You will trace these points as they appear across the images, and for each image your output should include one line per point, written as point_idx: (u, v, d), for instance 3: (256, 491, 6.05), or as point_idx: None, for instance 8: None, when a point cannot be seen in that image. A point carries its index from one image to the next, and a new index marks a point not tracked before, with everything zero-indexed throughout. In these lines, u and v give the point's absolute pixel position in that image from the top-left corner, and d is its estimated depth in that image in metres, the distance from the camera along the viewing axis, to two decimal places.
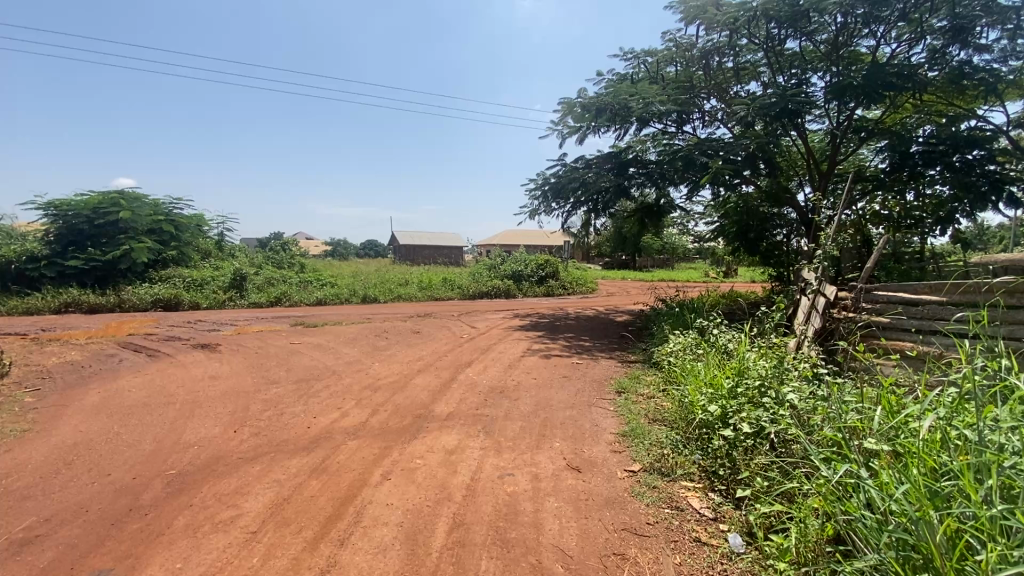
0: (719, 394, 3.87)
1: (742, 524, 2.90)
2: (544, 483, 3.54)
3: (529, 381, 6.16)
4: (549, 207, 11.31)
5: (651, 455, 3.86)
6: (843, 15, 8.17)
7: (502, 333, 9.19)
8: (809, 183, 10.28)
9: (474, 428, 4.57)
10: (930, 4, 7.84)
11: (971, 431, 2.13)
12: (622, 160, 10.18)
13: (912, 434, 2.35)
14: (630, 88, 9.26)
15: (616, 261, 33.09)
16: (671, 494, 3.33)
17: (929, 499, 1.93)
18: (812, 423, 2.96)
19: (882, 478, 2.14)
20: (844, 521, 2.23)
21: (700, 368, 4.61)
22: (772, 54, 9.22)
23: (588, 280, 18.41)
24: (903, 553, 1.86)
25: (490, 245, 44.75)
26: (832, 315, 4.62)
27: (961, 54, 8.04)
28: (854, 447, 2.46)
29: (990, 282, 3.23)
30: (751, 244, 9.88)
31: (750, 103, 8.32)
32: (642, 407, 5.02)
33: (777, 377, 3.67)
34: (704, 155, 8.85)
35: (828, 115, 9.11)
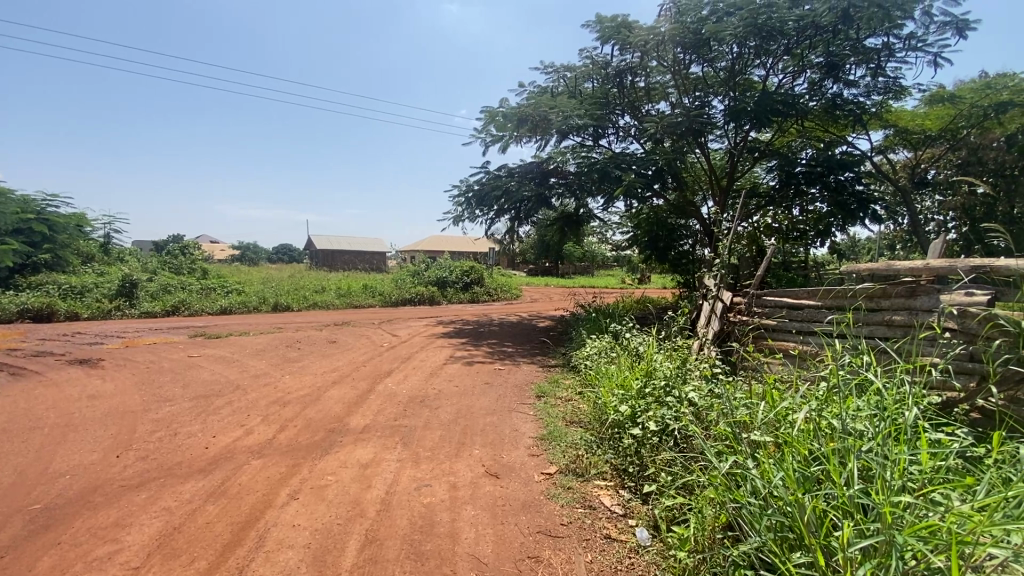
0: (629, 395, 4.07)
1: (648, 519, 3.05)
2: (462, 491, 3.51)
3: (450, 389, 6.09)
4: (473, 214, 11.39)
5: (567, 457, 3.97)
6: (739, 46, 8.96)
7: (424, 341, 9.02)
8: (711, 198, 11.14)
9: (391, 440, 4.44)
10: (809, 43, 8.81)
11: (837, 420, 2.41)
12: (545, 169, 10.49)
13: (789, 425, 2.61)
14: (550, 101, 9.62)
15: (540, 269, 33.72)
16: (584, 493, 3.45)
17: (801, 484, 2.15)
18: (709, 419, 3.20)
19: (764, 467, 2.35)
20: (733, 508, 2.41)
21: (613, 370, 4.83)
22: (679, 77, 9.97)
23: (512, 287, 18.64)
24: (782, 534, 2.05)
25: (412, 251, 44.23)
26: (728, 319, 5.15)
27: (834, 88, 9.18)
28: (743, 439, 2.68)
29: (854, 288, 3.66)
30: (661, 252, 10.42)
31: (659, 121, 8.98)
32: (560, 410, 5.14)
33: (681, 377, 3.94)
34: (618, 169, 9.26)
35: (728, 136, 9.92)
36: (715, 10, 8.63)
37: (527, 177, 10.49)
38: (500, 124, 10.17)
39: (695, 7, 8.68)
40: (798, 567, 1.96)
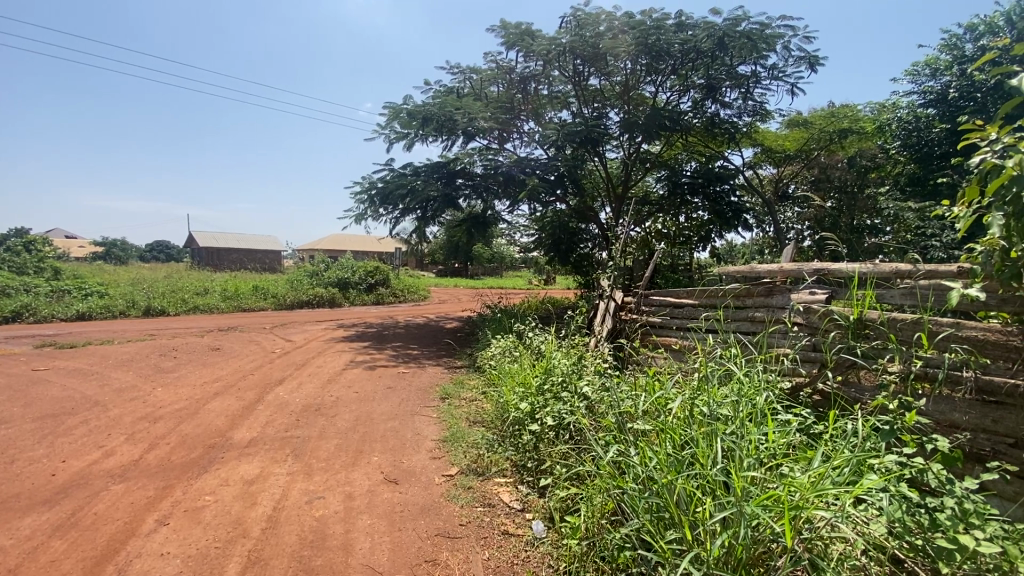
0: (529, 393, 4.19)
1: (544, 511, 3.16)
2: (357, 501, 3.39)
3: (349, 396, 5.83)
4: (376, 213, 11.05)
5: (468, 457, 3.99)
6: (632, 63, 9.59)
7: (322, 346, 8.54)
8: (609, 204, 11.80)
9: (281, 453, 4.16)
10: (692, 65, 9.66)
11: (705, 407, 2.68)
12: (451, 170, 10.26)
13: (666, 413, 2.85)
14: (455, 101, 9.58)
15: (449, 270, 33.47)
16: (484, 492, 3.49)
17: (673, 467, 2.35)
18: (599, 412, 3.39)
19: (643, 452, 2.54)
20: (616, 494, 2.57)
21: (515, 369, 4.94)
22: (579, 88, 10.43)
23: (420, 289, 18.29)
24: (657, 515, 2.23)
25: (312, 250, 41.71)
26: (620, 317, 5.58)
27: (713, 107, 10.11)
28: (626, 429, 2.88)
29: (725, 288, 4.06)
30: (563, 255, 10.71)
31: (560, 128, 9.32)
32: (464, 411, 5.15)
33: (576, 372, 4.14)
34: (523, 172, 9.70)
35: (623, 146, 10.58)
36: (610, 27, 9.18)
37: (432, 176, 10.33)
38: (403, 121, 9.93)
39: (593, 22, 9.15)
40: (670, 543, 2.14)
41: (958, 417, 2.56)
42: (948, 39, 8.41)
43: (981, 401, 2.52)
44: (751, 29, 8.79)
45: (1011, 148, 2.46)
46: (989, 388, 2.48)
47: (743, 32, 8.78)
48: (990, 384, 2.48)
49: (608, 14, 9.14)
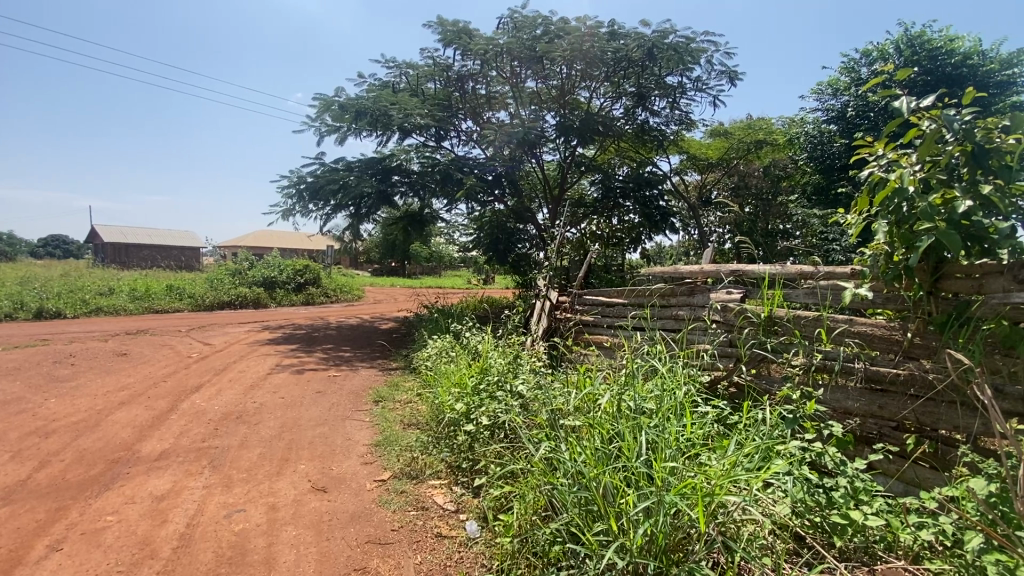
0: (464, 393, 4.15)
1: (478, 511, 3.15)
2: (282, 512, 3.23)
3: (274, 402, 5.52)
4: (306, 208, 10.57)
5: (402, 460, 3.91)
6: (568, 68, 9.80)
7: (245, 350, 8.03)
8: (546, 206, 11.94)
9: (197, 465, 3.88)
10: (624, 74, 10.01)
11: (632, 402, 2.78)
12: (386, 166, 9.90)
13: (596, 409, 2.94)
14: (390, 96, 9.46)
15: (385, 269, 32.64)
16: (417, 496, 3.44)
17: (600, 461, 2.42)
18: (533, 410, 3.43)
19: (572, 448, 2.60)
20: (547, 490, 2.61)
21: (450, 369, 4.85)
22: (516, 89, 10.51)
23: (354, 288, 17.67)
24: (585, 508, 2.29)
25: (235, 247, 39.14)
26: (555, 316, 5.69)
27: (643, 115, 10.49)
28: (557, 426, 2.93)
29: (652, 287, 4.25)
30: (501, 254, 10.71)
31: (498, 129, 9.46)
32: (398, 413, 5.04)
33: (512, 371, 4.17)
34: (460, 171, 9.56)
35: (559, 149, 10.78)
36: (547, 31, 9.34)
37: (367, 172, 9.98)
38: (335, 114, 9.59)
39: (530, 25, 9.35)
40: (597, 535, 2.21)
41: (851, 404, 2.83)
42: (847, 62, 9.28)
43: (870, 390, 2.80)
44: (677, 42, 9.26)
45: (894, 162, 2.77)
46: (876, 377, 2.76)
47: (670, 45, 9.23)
48: (876, 374, 2.76)
49: (544, 19, 9.35)
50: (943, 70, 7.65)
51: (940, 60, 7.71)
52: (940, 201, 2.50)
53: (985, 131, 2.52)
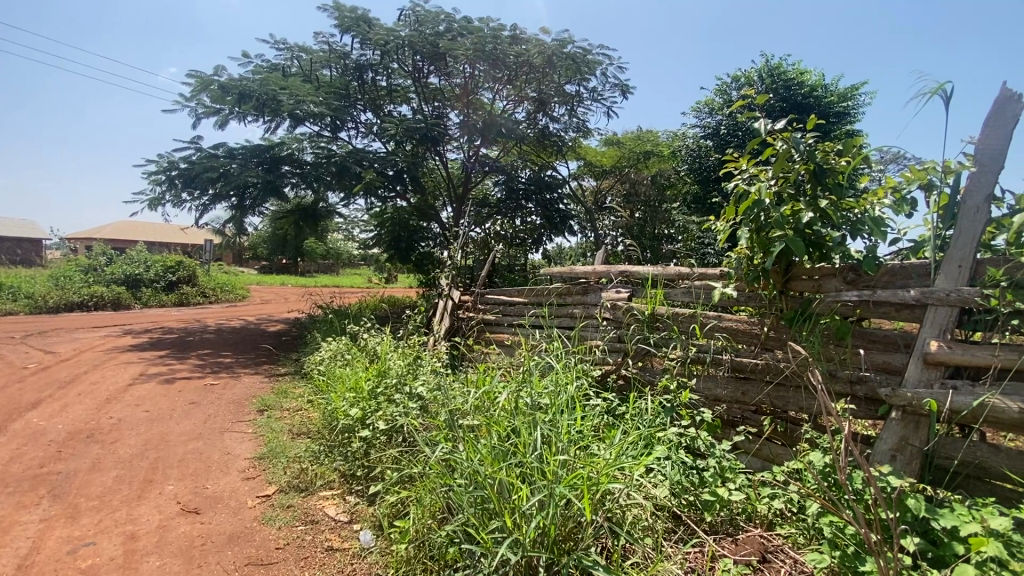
0: (360, 397, 3.95)
1: (373, 520, 3.02)
2: (143, 541, 2.85)
3: (136, 416, 4.86)
4: (178, 197, 9.46)
5: (289, 473, 3.64)
6: (471, 67, 9.82)
7: (99, 358, 6.97)
8: (450, 204, 11.75)
9: (31, 495, 3.28)
10: (526, 78, 10.22)
11: (529, 398, 2.85)
12: (275, 155, 9.24)
13: (494, 407, 2.96)
14: (279, 80, 8.81)
15: (275, 267, 30.36)
16: (306, 509, 3.22)
17: (496, 459, 2.43)
18: (431, 411, 3.36)
19: (468, 447, 2.58)
20: (443, 492, 2.56)
21: (346, 373, 4.57)
22: (418, 84, 10.31)
23: (238, 287, 16.17)
24: (481, 507, 2.28)
25: (89, 239, 33.93)
26: (457, 315, 5.68)
27: (544, 121, 10.79)
28: (454, 427, 2.90)
29: (550, 287, 4.39)
30: (403, 253, 10.44)
31: (399, 124, 9.17)
32: (286, 422, 4.68)
33: (410, 373, 4.06)
34: (358, 165, 9.06)
35: (463, 148, 10.89)
36: (449, 28, 9.32)
37: (252, 160, 9.17)
38: (216, 95, 8.78)
39: (432, 20, 9.27)
40: (492, 534, 2.21)
41: (720, 391, 3.16)
42: (720, 85, 10.34)
43: (735, 378, 3.14)
44: (575, 52, 9.66)
45: (755, 176, 3.12)
46: (740, 366, 3.09)
47: (569, 54, 9.55)
48: (740, 363, 3.09)
49: (446, 15, 9.31)
50: (795, 98, 8.84)
51: (792, 89, 8.89)
52: (789, 212, 2.87)
53: (824, 153, 2.94)
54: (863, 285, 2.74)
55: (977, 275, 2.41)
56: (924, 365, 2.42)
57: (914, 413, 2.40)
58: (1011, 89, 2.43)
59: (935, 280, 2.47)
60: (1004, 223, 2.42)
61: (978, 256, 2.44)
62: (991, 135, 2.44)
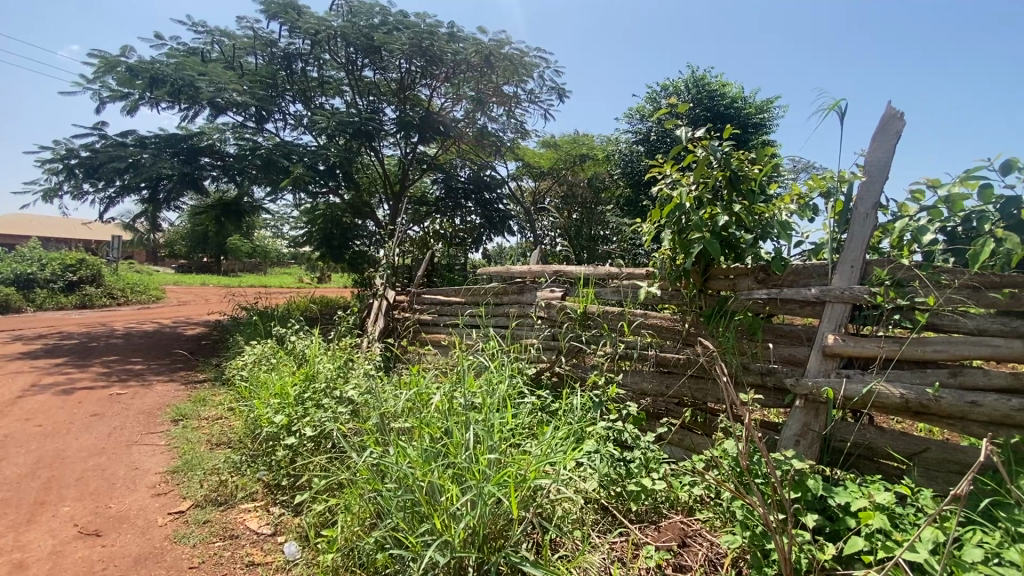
0: (285, 403, 3.76)
1: (298, 531, 2.88)
2: (31, 570, 2.56)
3: (26, 431, 4.36)
4: (79, 188, 8.59)
5: (206, 487, 3.40)
6: (407, 62, 9.65)
7: None
8: (386, 202, 11.47)
9: None
10: (463, 76, 10.17)
11: (462, 399, 2.83)
12: (193, 146, 8.61)
13: (427, 409, 2.92)
14: (197, 65, 8.25)
15: (196, 266, 28.31)
16: (224, 524, 3.02)
17: (427, 460, 2.39)
18: (362, 414, 3.27)
19: (398, 450, 2.53)
20: (371, 497, 2.49)
21: (271, 377, 4.34)
22: (352, 77, 9.97)
23: (152, 287, 14.92)
24: (410, 511, 2.24)
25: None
26: (392, 316, 5.56)
27: (482, 120, 10.73)
28: (385, 431, 2.82)
29: (487, 286, 4.40)
30: (335, 251, 10.09)
31: (331, 117, 8.83)
32: (204, 432, 4.37)
33: (340, 377, 3.93)
34: (285, 158, 8.61)
35: (400, 144, 10.56)
36: (384, 21, 9.15)
37: (166, 150, 8.48)
38: (123, 78, 8.05)
39: (366, 12, 9.04)
40: (421, 538, 2.17)
41: (646, 385, 3.31)
42: (650, 93, 10.78)
43: (659, 372, 3.30)
44: (513, 53, 9.72)
45: (678, 181, 3.29)
46: (664, 361, 3.25)
47: (506, 55, 9.61)
48: (664, 359, 3.25)
49: (381, 8, 9.13)
50: (718, 108, 9.38)
51: (715, 100, 9.45)
52: (707, 216, 3.05)
53: (738, 161, 3.15)
54: (771, 284, 2.96)
55: (866, 275, 2.67)
56: (823, 357, 2.65)
57: (814, 401, 2.63)
58: (895, 108, 2.72)
59: (832, 279, 2.71)
60: (889, 227, 2.70)
61: (868, 258, 2.70)
62: (878, 149, 2.72)
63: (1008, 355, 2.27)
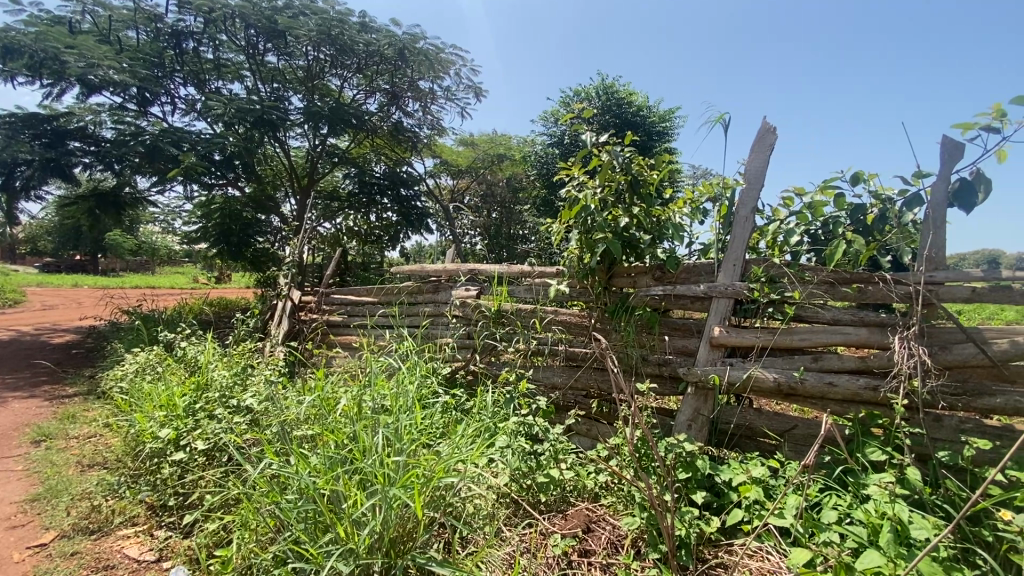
0: (172, 415, 3.42)
1: (186, 554, 2.64)
2: None
3: None
4: None
5: (74, 514, 3.01)
6: (315, 50, 9.17)
7: None
8: (292, 196, 10.80)
9: None
10: (376, 69, 9.84)
11: (370, 402, 2.76)
12: (60, 128, 7.55)
13: (333, 415, 2.79)
14: (63, 37, 7.20)
15: (65, 265, 24.86)
16: (97, 553, 2.69)
17: (330, 468, 2.30)
18: (261, 423, 3.06)
19: (300, 458, 2.40)
20: (270, 511, 2.34)
21: (156, 387, 3.92)
22: (253, 61, 9.28)
23: (6, 289, 12.88)
24: (312, 522, 2.14)
25: None
26: (298, 317, 5.27)
27: (396, 115, 10.43)
28: (286, 440, 2.67)
29: (400, 286, 4.29)
30: (234, 249, 9.36)
31: (228, 103, 8.14)
32: (73, 453, 3.86)
33: (238, 385, 3.65)
34: (173, 146, 7.80)
35: (307, 136, 9.80)
36: (288, 5, 8.66)
37: (23, 131, 7.36)
38: None
39: None
40: (325, 547, 2.09)
41: (556, 379, 3.43)
42: (564, 98, 11.12)
43: (569, 366, 3.44)
44: (428, 48, 9.57)
45: (583, 182, 3.42)
46: (573, 355, 3.39)
47: (421, 50, 9.43)
48: (573, 353, 3.39)
49: None
50: (626, 116, 9.91)
51: (623, 108, 9.96)
52: (610, 217, 3.21)
53: (639, 166, 3.34)
54: (667, 281, 3.18)
55: (746, 273, 2.96)
56: (710, 347, 2.91)
57: (703, 388, 2.87)
58: (769, 123, 3.03)
59: (718, 277, 2.98)
60: (765, 230, 3.02)
61: (748, 257, 2.99)
62: (755, 158, 3.02)
63: (857, 340, 2.64)
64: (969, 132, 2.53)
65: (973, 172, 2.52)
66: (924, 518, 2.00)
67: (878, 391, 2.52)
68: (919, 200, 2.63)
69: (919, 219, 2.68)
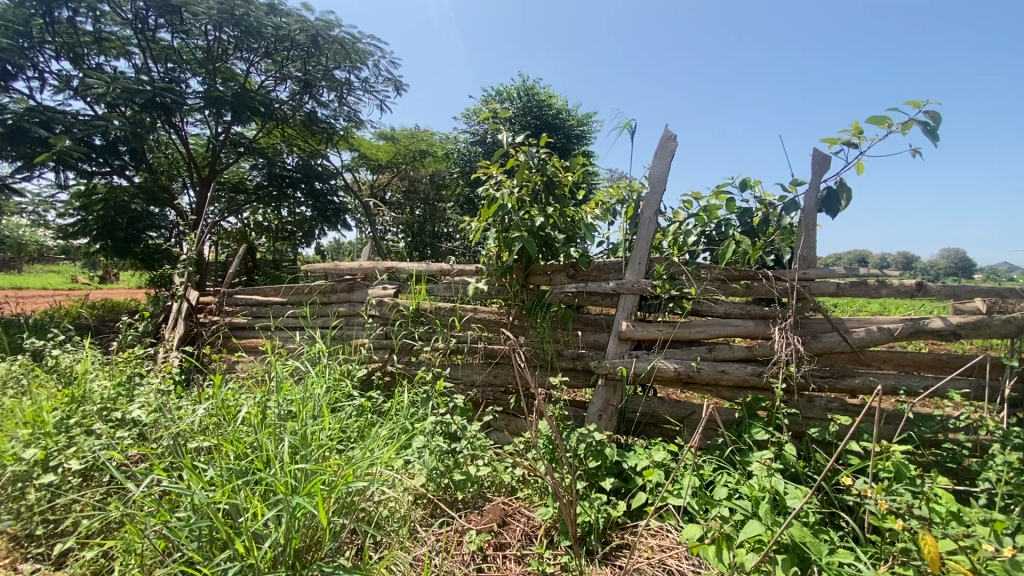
0: (40, 432, 3.00)
1: None
2: None
3: None
4: None
5: None
6: (216, 29, 8.47)
7: None
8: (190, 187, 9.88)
9: None
10: (286, 54, 9.27)
11: (276, 408, 2.61)
12: None
13: (234, 424, 2.60)
14: None
15: None
16: None
17: (228, 480, 2.15)
18: (150, 436, 2.78)
19: (194, 471, 2.22)
20: (158, 532, 2.14)
21: (20, 403, 3.43)
22: (143, 37, 8.40)
23: None
24: (205, 539, 1.99)
25: None
26: (197, 320, 4.84)
27: (310, 104, 9.89)
28: (180, 453, 2.45)
29: (311, 285, 4.08)
30: (120, 245, 8.40)
31: (111, 82, 7.29)
32: None
33: (123, 396, 3.30)
34: (42, 126, 6.85)
35: (207, 123, 8.98)
36: None
37: None
38: None
39: None
40: (220, 565, 1.95)
41: (475, 376, 3.49)
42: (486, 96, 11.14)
43: (488, 363, 3.49)
44: (344, 37, 9.16)
45: (500, 182, 3.46)
46: (492, 352, 3.46)
47: (336, 38, 8.99)
48: (492, 350, 3.46)
49: None
50: (546, 118, 10.14)
51: (543, 110, 10.19)
52: (525, 217, 3.27)
53: (553, 167, 3.44)
54: (579, 278, 3.31)
55: (650, 271, 3.15)
56: (619, 341, 3.07)
57: (612, 380, 3.02)
58: (669, 131, 3.24)
59: (625, 274, 3.15)
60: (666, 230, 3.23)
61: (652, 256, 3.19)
62: (659, 163, 3.22)
63: (744, 332, 2.92)
64: (834, 146, 2.87)
65: (837, 182, 2.88)
66: (796, 489, 2.25)
67: (761, 377, 2.80)
68: (794, 206, 2.95)
69: (795, 222, 3.00)
